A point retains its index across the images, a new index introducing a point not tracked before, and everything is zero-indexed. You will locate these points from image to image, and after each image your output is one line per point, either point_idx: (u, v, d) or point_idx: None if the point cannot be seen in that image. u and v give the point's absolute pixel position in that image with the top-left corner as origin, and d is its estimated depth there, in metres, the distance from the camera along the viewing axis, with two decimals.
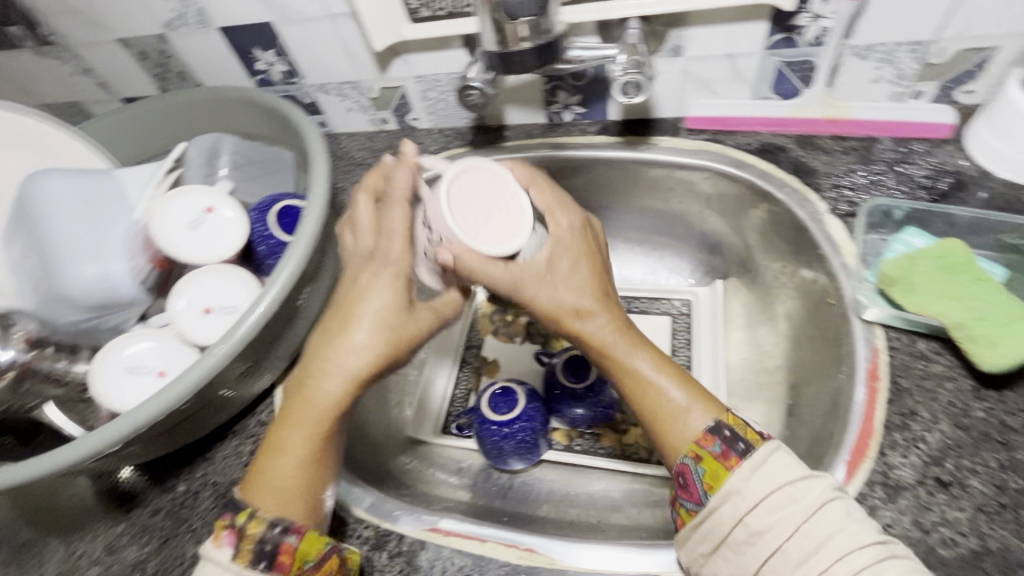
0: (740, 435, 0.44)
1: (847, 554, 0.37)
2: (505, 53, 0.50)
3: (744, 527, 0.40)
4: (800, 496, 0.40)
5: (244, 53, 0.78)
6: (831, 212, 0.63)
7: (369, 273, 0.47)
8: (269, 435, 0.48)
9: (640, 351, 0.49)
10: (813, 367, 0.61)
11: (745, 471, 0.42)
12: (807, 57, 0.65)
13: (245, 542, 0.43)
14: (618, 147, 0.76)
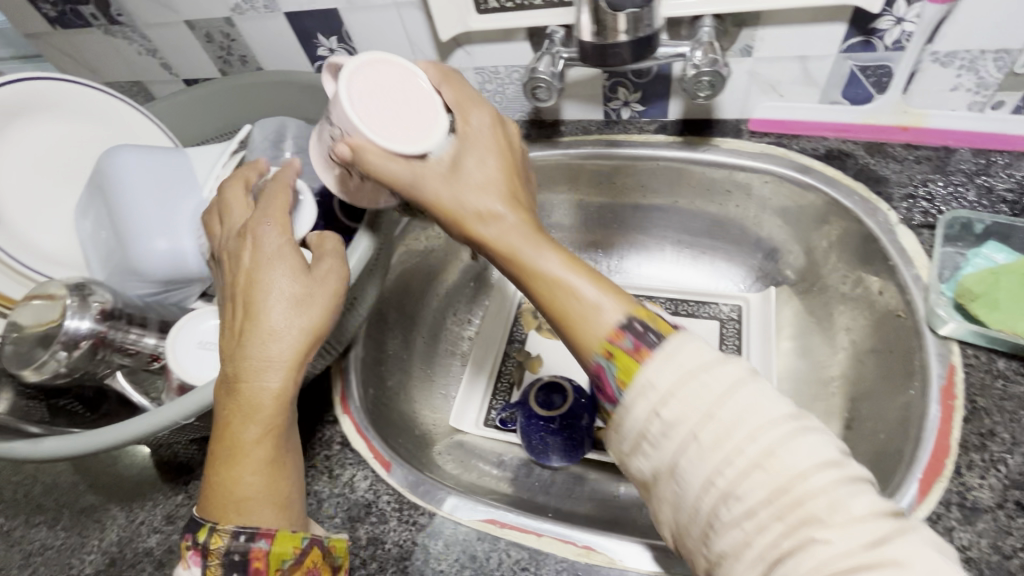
0: (651, 327, 0.38)
1: (756, 431, 0.33)
2: (602, 44, 0.50)
3: (656, 420, 0.36)
4: (709, 381, 0.35)
5: (308, 39, 0.79)
6: (903, 224, 0.61)
7: (264, 257, 0.46)
8: (212, 449, 0.44)
9: (543, 243, 0.43)
10: (878, 381, 0.60)
11: (657, 362, 0.37)
12: (884, 62, 0.63)
13: (211, 557, 0.41)
14: (677, 146, 0.74)
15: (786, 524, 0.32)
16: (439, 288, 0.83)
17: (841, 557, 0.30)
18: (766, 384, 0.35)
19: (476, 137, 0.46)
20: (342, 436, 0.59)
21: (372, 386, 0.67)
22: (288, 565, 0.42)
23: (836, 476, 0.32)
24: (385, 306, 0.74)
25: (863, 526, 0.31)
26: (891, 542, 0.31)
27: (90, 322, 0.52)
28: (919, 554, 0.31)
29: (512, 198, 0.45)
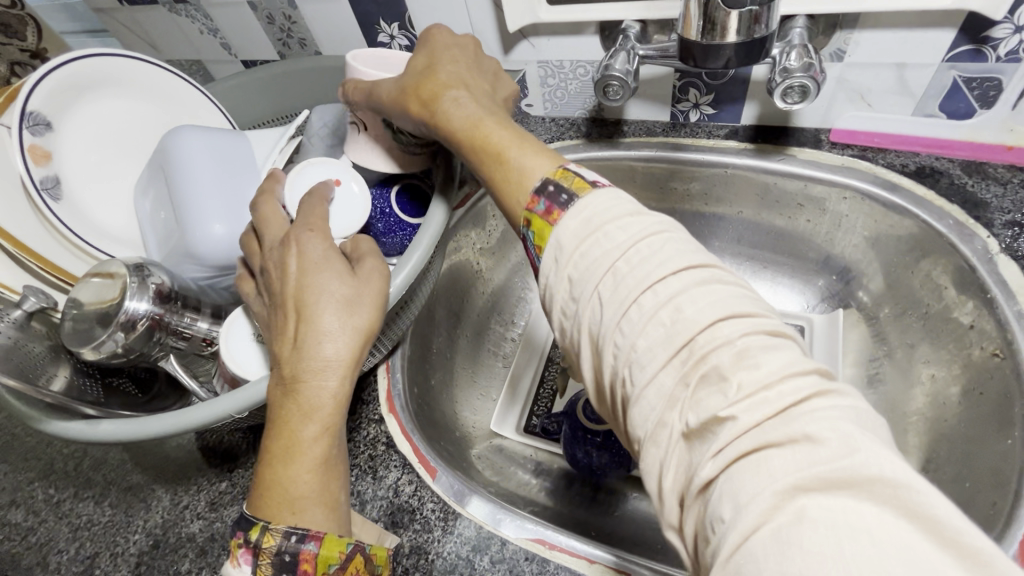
0: (564, 187, 0.39)
1: (657, 283, 0.33)
2: (709, 44, 0.47)
3: (571, 283, 0.36)
4: (618, 235, 0.35)
5: (369, 24, 0.78)
6: (1004, 253, 0.56)
7: (304, 264, 0.46)
8: (269, 449, 0.43)
9: (482, 113, 0.46)
10: (968, 424, 0.55)
11: (568, 219, 0.37)
12: (993, 74, 0.57)
13: (262, 557, 0.40)
14: (748, 154, 0.70)
15: (689, 381, 0.30)
16: (485, 286, 0.81)
17: (743, 421, 0.28)
18: (678, 238, 0.35)
19: (440, 43, 0.52)
20: (387, 436, 0.57)
21: (416, 385, 0.65)
22: (335, 568, 0.40)
23: (745, 329, 0.31)
24: (432, 304, 0.72)
25: (773, 387, 0.29)
26: (805, 407, 0.28)
27: (148, 304, 0.51)
28: (837, 426, 0.27)
29: (467, 85, 0.49)
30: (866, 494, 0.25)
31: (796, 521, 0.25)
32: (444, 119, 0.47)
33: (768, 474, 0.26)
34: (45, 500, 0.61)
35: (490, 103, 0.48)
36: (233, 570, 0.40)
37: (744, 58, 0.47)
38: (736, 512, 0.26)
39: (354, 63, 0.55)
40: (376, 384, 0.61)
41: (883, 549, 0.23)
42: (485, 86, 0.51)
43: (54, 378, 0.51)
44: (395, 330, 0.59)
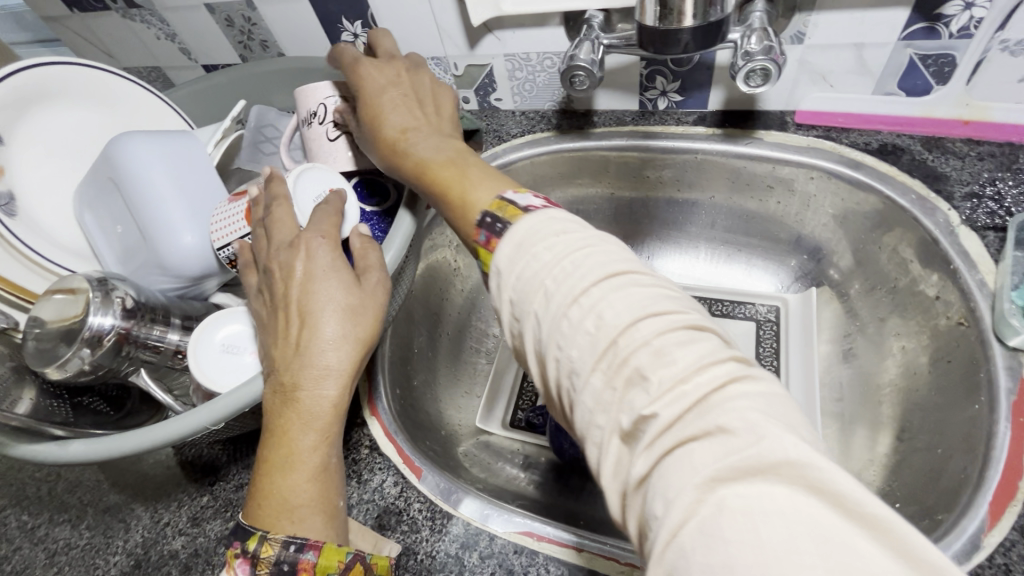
0: (500, 217, 0.40)
1: (581, 296, 0.33)
2: (665, 29, 0.47)
3: (511, 304, 0.37)
4: (537, 261, 0.36)
5: (330, 23, 0.76)
6: (965, 224, 0.57)
7: (307, 269, 0.46)
8: (267, 460, 0.42)
9: (431, 154, 0.49)
10: (936, 393, 0.56)
11: (504, 245, 0.38)
12: (949, 50, 0.58)
13: (261, 567, 0.39)
14: (717, 139, 0.71)
15: (615, 386, 0.30)
16: (464, 283, 0.81)
17: (665, 418, 0.28)
18: (601, 250, 0.35)
19: (367, 76, 0.54)
20: (370, 439, 0.57)
21: (398, 387, 0.65)
22: None
23: (662, 327, 0.31)
24: (409, 302, 0.71)
25: (688, 381, 0.29)
26: (720, 396, 0.28)
27: (113, 318, 0.50)
28: (746, 416, 0.27)
29: (418, 123, 0.52)
30: (775, 476, 0.25)
31: (716, 511, 0.24)
32: (405, 158, 0.50)
33: (690, 468, 0.26)
34: (19, 527, 0.59)
35: (440, 139, 0.50)
36: None
37: (703, 44, 0.48)
38: (666, 509, 0.26)
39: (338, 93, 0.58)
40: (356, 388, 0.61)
41: (795, 529, 0.23)
42: (435, 119, 0.53)
43: (19, 401, 0.50)
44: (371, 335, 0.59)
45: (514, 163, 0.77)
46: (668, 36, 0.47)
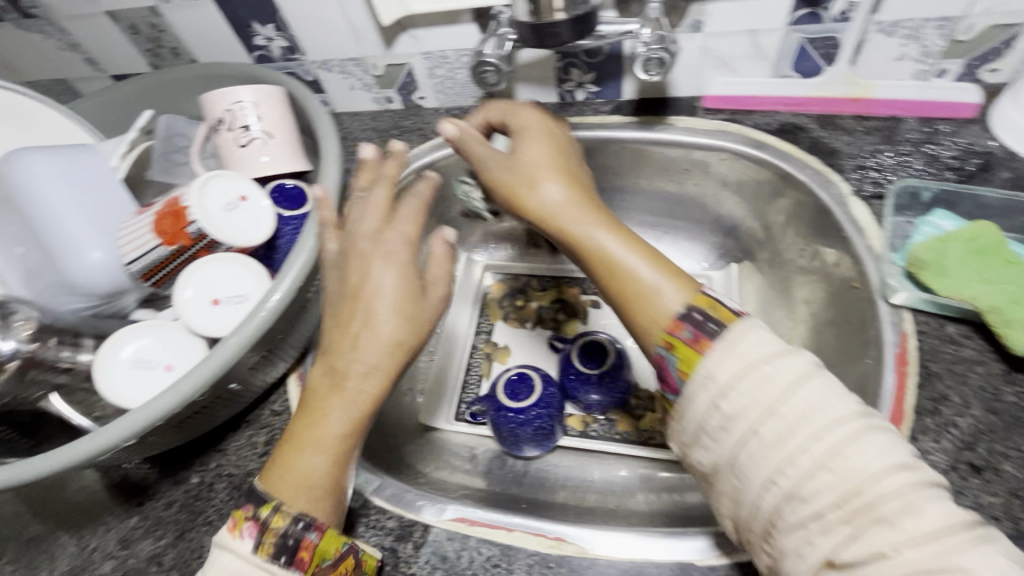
0: (712, 316, 0.39)
1: (825, 431, 0.33)
2: (538, 24, 0.49)
3: (720, 422, 0.36)
4: (767, 383, 0.35)
5: (243, 28, 0.75)
6: (854, 194, 0.61)
7: (378, 259, 0.45)
8: (295, 433, 0.43)
9: (601, 222, 0.47)
10: (835, 353, 0.60)
11: (719, 351, 0.37)
12: (831, 33, 0.62)
13: (268, 535, 0.39)
14: (632, 126, 0.73)
15: (854, 526, 0.31)
16: None
17: (908, 560, 0.30)
18: (823, 382, 0.35)
19: (522, 120, 0.56)
20: None
21: None
22: (328, 565, 0.40)
23: (908, 477, 0.32)
24: None
25: (933, 531, 0.30)
26: (961, 546, 0.30)
27: (14, 343, 0.49)
28: (986, 561, 0.29)
29: (567, 177, 0.50)
30: None
31: None
32: (544, 215, 0.49)
33: None
34: None
35: (608, 205, 0.49)
36: (230, 541, 0.39)
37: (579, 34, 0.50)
38: None
39: (250, 100, 0.58)
40: (288, 394, 0.60)
41: None
42: (574, 171, 0.51)
43: None
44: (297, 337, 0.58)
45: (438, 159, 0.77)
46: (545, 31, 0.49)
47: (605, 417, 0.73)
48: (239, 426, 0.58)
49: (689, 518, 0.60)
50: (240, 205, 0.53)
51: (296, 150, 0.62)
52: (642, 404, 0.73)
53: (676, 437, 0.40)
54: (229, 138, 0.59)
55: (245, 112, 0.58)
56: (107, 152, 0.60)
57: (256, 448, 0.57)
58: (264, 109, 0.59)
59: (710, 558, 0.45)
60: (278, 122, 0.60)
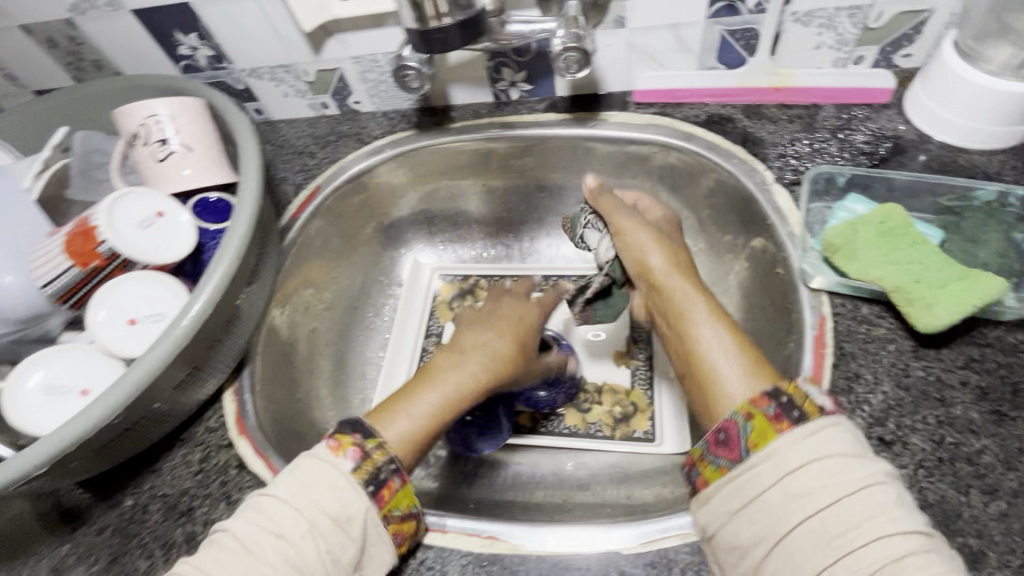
0: (797, 404, 0.40)
1: (886, 536, 0.34)
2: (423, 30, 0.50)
3: (770, 501, 0.37)
4: (847, 471, 0.37)
5: (166, 37, 0.73)
6: (777, 182, 0.63)
7: (522, 306, 0.59)
8: (415, 382, 0.50)
9: (700, 305, 0.49)
10: (765, 337, 0.61)
11: (799, 437, 0.38)
12: (749, 24, 0.63)
13: (366, 463, 0.43)
14: (567, 123, 0.74)
15: None
16: (343, 291, 0.80)
17: None
18: (902, 494, 0.37)
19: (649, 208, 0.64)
20: (238, 459, 0.56)
21: (275, 403, 0.64)
22: (396, 515, 0.44)
23: None
24: (276, 312, 0.69)
25: None
26: None
27: None
28: None
29: (671, 254, 0.55)
30: None
31: None
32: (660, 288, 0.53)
33: None
34: None
35: (702, 292, 0.51)
36: (334, 458, 0.43)
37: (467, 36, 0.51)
38: None
39: (165, 112, 0.57)
40: (223, 409, 0.59)
41: None
42: (679, 254, 0.55)
43: None
44: (229, 348, 0.58)
45: (375, 165, 0.77)
46: (432, 36, 0.50)
47: (554, 412, 0.73)
48: (173, 445, 0.57)
49: (632, 508, 0.60)
50: (158, 222, 0.52)
51: (221, 159, 0.60)
52: (589, 397, 0.74)
53: (713, 506, 0.40)
54: (146, 151, 0.57)
55: (161, 125, 0.57)
56: (19, 172, 0.57)
57: (191, 466, 0.56)
58: (180, 120, 0.57)
59: (636, 545, 0.46)
60: (197, 133, 0.58)
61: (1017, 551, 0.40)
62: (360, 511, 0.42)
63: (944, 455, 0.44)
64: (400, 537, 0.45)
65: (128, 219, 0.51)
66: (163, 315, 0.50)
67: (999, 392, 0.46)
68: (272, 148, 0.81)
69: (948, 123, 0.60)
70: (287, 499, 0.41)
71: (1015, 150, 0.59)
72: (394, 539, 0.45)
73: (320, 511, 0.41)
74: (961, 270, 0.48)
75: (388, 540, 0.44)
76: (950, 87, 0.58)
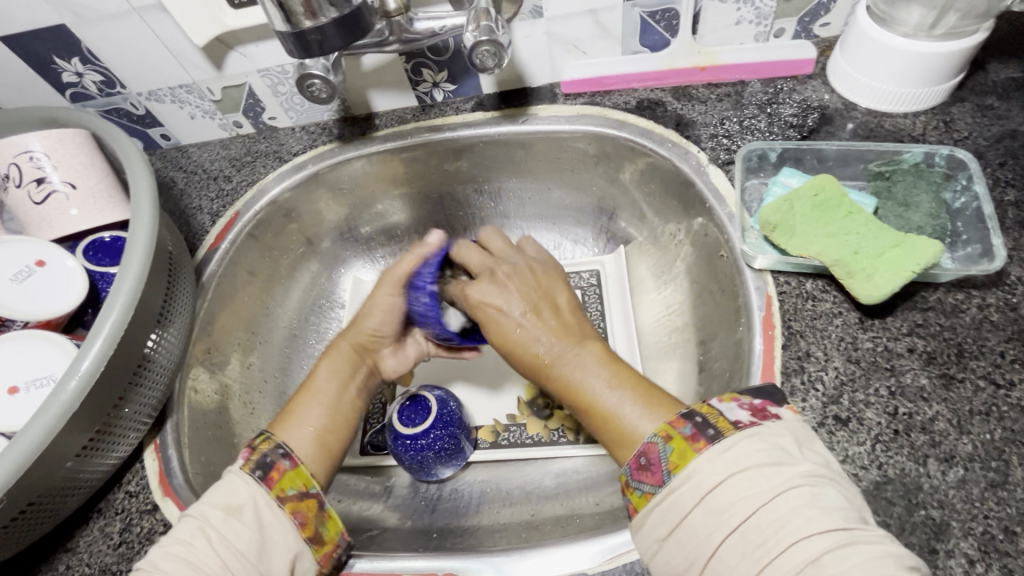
0: (710, 421, 0.39)
1: (803, 541, 0.32)
2: (298, 34, 0.46)
3: (694, 522, 0.36)
4: (763, 481, 0.35)
5: (44, 65, 0.65)
6: (712, 163, 0.62)
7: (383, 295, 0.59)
8: (290, 400, 0.52)
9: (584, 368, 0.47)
10: (717, 322, 0.60)
11: (712, 454, 0.37)
12: (669, 4, 0.61)
13: (254, 453, 0.46)
14: (496, 122, 0.70)
15: None
16: (278, 321, 0.74)
17: None
18: (830, 495, 0.35)
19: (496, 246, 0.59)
20: (164, 523, 0.51)
21: (207, 453, 0.58)
22: (292, 493, 0.45)
23: None
24: (196, 357, 0.62)
25: None
26: None
27: None
28: None
29: (534, 310, 0.51)
30: None
31: None
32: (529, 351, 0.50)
33: None
34: None
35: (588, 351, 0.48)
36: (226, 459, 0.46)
37: (348, 36, 0.47)
38: None
39: (41, 147, 0.51)
40: (145, 468, 0.54)
41: None
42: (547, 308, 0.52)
43: None
44: (144, 401, 0.53)
45: (297, 184, 0.72)
46: (308, 41, 0.46)
47: (515, 422, 0.70)
48: (91, 517, 0.52)
49: (601, 515, 0.57)
50: (36, 272, 0.49)
51: (113, 194, 0.54)
52: (549, 402, 0.70)
53: (645, 534, 0.38)
54: (20, 193, 0.51)
55: (36, 162, 0.51)
56: None
57: (112, 538, 0.51)
58: (59, 156, 0.51)
59: (600, 563, 0.44)
60: (82, 167, 0.52)
61: (979, 516, 0.39)
62: (249, 495, 0.43)
63: (899, 427, 0.43)
64: (303, 519, 0.44)
65: (24, 268, 0.49)
66: (49, 378, 0.46)
67: (945, 355, 0.45)
68: (183, 175, 0.74)
69: (871, 89, 0.59)
70: (195, 512, 0.42)
71: (936, 111, 0.59)
72: (297, 522, 0.43)
73: (211, 508, 0.42)
74: (897, 236, 0.47)
75: (287, 521, 0.43)
76: (870, 55, 0.57)
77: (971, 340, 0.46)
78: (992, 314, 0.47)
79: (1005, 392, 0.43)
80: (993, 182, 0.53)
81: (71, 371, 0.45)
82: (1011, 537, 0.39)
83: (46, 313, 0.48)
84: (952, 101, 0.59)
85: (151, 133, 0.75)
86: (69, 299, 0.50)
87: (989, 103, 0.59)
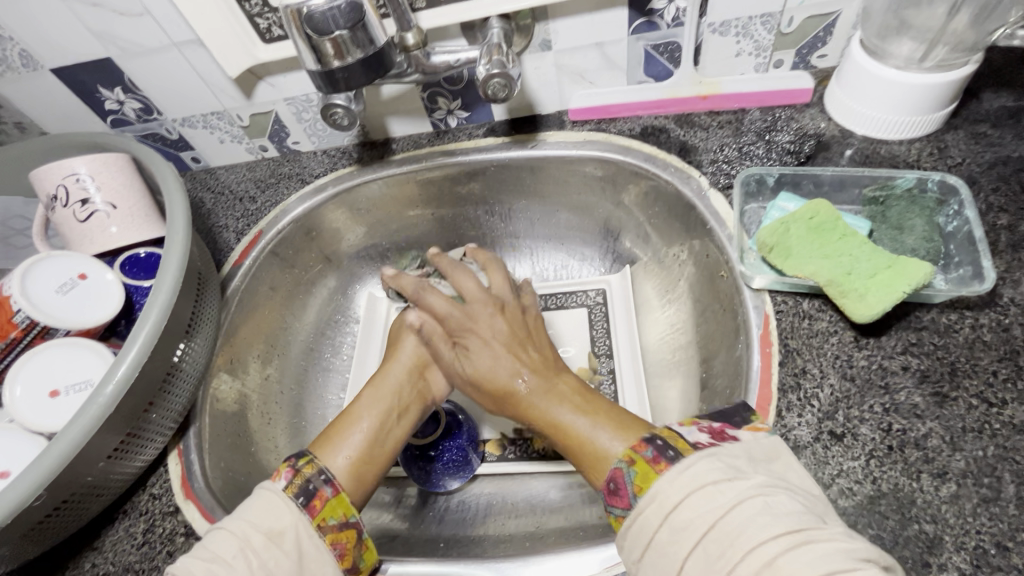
0: (669, 443, 0.41)
1: (761, 547, 0.34)
2: (326, 71, 0.50)
3: (659, 540, 0.37)
4: (720, 494, 0.37)
5: (89, 94, 0.70)
6: (713, 187, 0.64)
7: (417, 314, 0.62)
8: (333, 422, 0.55)
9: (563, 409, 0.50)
10: (719, 340, 0.61)
11: (672, 473, 0.39)
12: (671, 38, 0.64)
13: (298, 478, 0.47)
14: (506, 146, 0.74)
15: None
16: (296, 335, 0.77)
17: None
18: (780, 501, 0.36)
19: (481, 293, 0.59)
20: (185, 525, 0.54)
21: (226, 459, 0.61)
22: (334, 524, 0.46)
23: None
24: (220, 366, 0.65)
25: None
26: None
27: None
28: None
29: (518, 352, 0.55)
30: None
31: None
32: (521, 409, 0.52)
33: None
34: None
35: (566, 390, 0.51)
36: (270, 483, 0.47)
37: (371, 72, 0.51)
38: None
39: (85, 170, 0.55)
40: (169, 473, 0.57)
41: None
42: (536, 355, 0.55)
43: None
44: (171, 408, 0.56)
45: (317, 205, 0.76)
46: (335, 76, 0.50)
47: (521, 437, 0.71)
48: (115, 518, 0.55)
49: (605, 527, 0.58)
50: (79, 284, 0.53)
51: (148, 213, 0.59)
52: None
53: (624, 557, 0.40)
54: (67, 212, 0.55)
55: (81, 184, 0.55)
56: None
57: (134, 538, 0.53)
58: (102, 178, 0.55)
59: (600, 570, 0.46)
60: (122, 189, 0.56)
61: (971, 531, 0.40)
62: (292, 520, 0.44)
63: (893, 442, 0.44)
64: (342, 550, 0.46)
65: (69, 283, 0.53)
66: (87, 383, 0.50)
67: (939, 373, 0.47)
68: (211, 196, 0.78)
69: (866, 117, 0.62)
70: (235, 527, 0.43)
71: (930, 138, 0.61)
72: (337, 552, 0.45)
73: (251, 530, 0.43)
74: (889, 258, 0.49)
75: (328, 552, 0.44)
76: (864, 85, 0.60)
77: (964, 359, 0.47)
78: (985, 334, 0.48)
79: (998, 410, 0.45)
80: (986, 207, 0.55)
81: (108, 377, 0.48)
82: (1003, 553, 0.40)
83: (89, 323, 0.52)
84: (946, 129, 0.61)
85: (183, 157, 0.80)
86: (108, 308, 0.53)
87: (983, 131, 0.61)
